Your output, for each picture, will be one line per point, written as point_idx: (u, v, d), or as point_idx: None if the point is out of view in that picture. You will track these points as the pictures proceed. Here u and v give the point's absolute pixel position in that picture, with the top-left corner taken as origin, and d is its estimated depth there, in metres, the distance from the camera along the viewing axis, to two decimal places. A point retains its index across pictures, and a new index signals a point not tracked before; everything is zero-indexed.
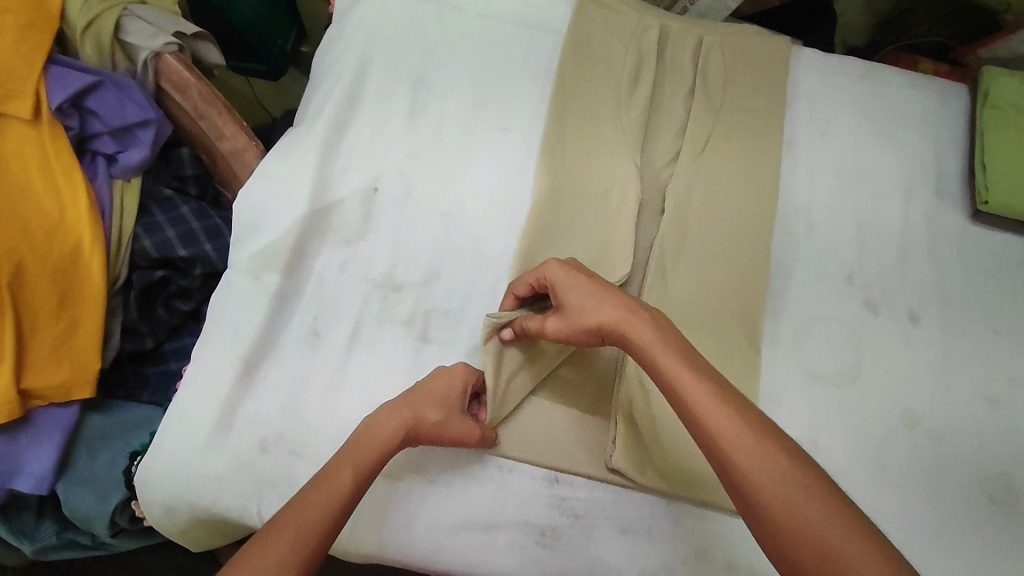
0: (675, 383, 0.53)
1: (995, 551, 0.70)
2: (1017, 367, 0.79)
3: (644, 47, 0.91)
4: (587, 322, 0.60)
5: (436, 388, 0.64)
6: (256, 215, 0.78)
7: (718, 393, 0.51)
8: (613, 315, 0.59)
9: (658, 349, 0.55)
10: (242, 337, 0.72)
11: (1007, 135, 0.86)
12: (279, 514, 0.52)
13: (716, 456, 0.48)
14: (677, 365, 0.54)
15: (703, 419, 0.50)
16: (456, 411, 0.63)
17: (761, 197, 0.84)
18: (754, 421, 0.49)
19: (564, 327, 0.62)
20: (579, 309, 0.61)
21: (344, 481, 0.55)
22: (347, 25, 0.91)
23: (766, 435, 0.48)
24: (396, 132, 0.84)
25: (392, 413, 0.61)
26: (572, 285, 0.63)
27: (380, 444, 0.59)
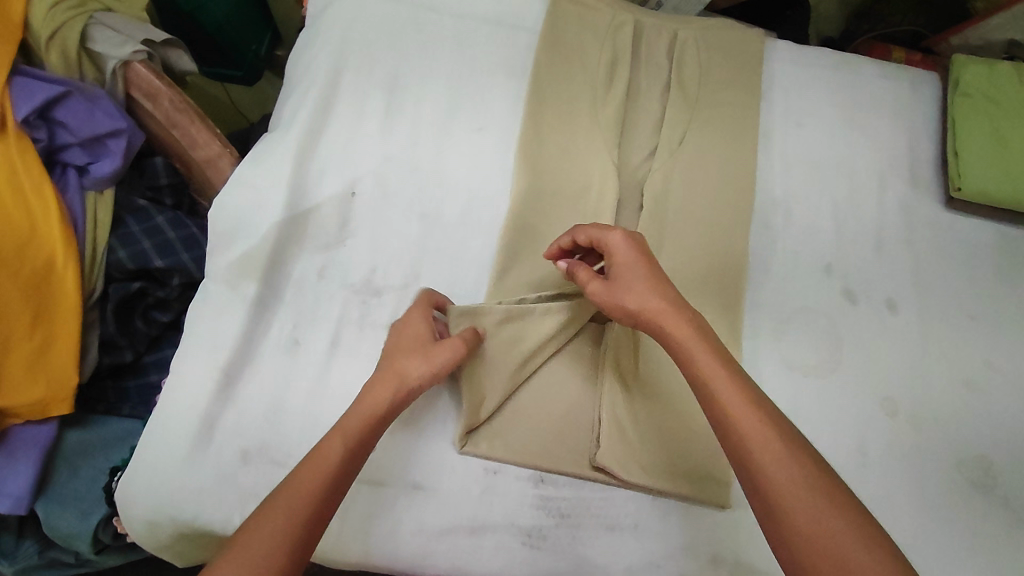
0: (710, 384, 0.54)
1: (975, 534, 0.71)
2: (994, 352, 0.80)
3: (619, 43, 0.91)
4: (627, 304, 0.61)
5: (404, 343, 0.65)
6: (233, 223, 0.77)
7: (750, 398, 0.53)
8: (656, 306, 0.60)
9: (692, 348, 0.56)
10: (221, 346, 0.71)
11: (977, 122, 0.87)
12: (279, 491, 0.52)
13: (740, 455, 0.51)
14: (714, 367, 0.55)
15: (732, 420, 0.52)
16: (424, 347, 0.64)
17: (738, 190, 0.84)
18: (781, 428, 0.51)
19: (605, 298, 0.62)
20: (626, 287, 0.61)
21: (334, 455, 0.55)
22: (320, 29, 0.90)
23: (793, 444, 0.50)
24: (372, 135, 0.84)
25: (382, 377, 0.62)
26: (629, 262, 0.63)
27: (369, 411, 0.59)
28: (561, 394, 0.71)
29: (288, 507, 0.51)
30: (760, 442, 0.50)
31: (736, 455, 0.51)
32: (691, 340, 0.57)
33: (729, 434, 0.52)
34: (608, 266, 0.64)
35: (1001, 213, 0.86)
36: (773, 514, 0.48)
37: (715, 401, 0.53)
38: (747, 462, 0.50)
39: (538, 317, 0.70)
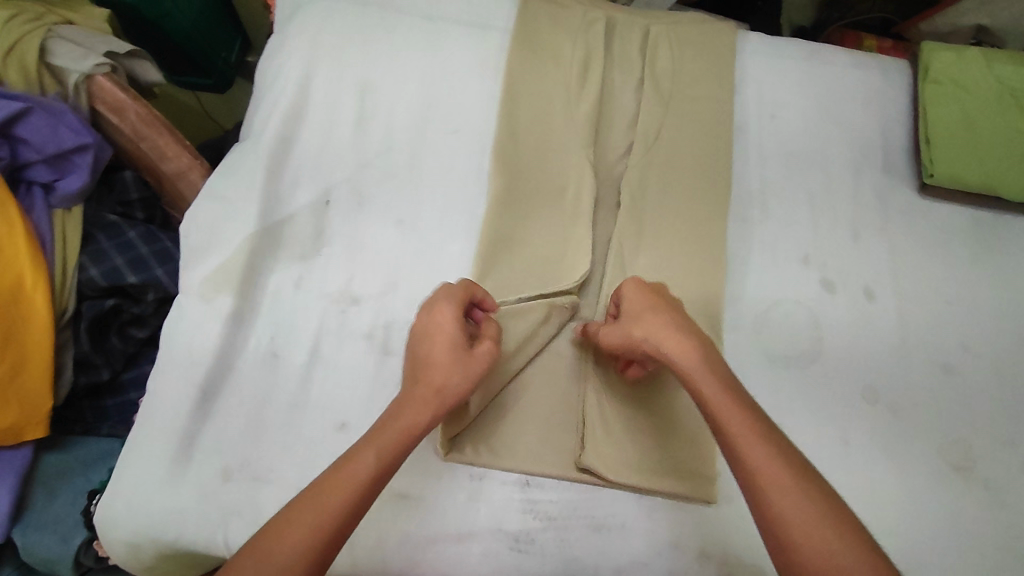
0: (719, 416, 0.53)
1: (957, 518, 0.72)
2: (970, 336, 0.81)
3: (592, 40, 0.90)
4: (632, 334, 0.61)
5: (439, 351, 0.58)
6: (206, 235, 0.76)
7: (762, 431, 0.52)
8: (662, 334, 0.59)
9: (700, 379, 0.56)
10: (199, 363, 0.70)
11: (948, 108, 0.88)
12: (290, 505, 0.50)
13: (752, 492, 0.50)
14: (720, 398, 0.54)
15: (744, 456, 0.51)
16: (461, 358, 0.58)
17: (714, 184, 0.84)
18: (794, 464, 0.51)
19: (612, 336, 0.63)
20: (630, 318, 0.62)
21: (359, 475, 0.51)
22: (288, 35, 0.89)
23: (806, 481, 0.50)
24: (345, 142, 0.83)
25: (420, 391, 0.57)
26: (638, 299, 0.63)
27: (405, 426, 0.55)
28: (542, 395, 0.71)
29: (300, 530, 0.48)
30: (773, 479, 0.50)
31: (748, 490, 0.51)
32: (698, 369, 0.56)
33: (741, 470, 0.51)
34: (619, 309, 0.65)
35: (974, 198, 0.87)
36: (787, 553, 0.48)
37: (727, 436, 0.53)
38: (761, 500, 0.50)
39: (512, 317, 0.71)
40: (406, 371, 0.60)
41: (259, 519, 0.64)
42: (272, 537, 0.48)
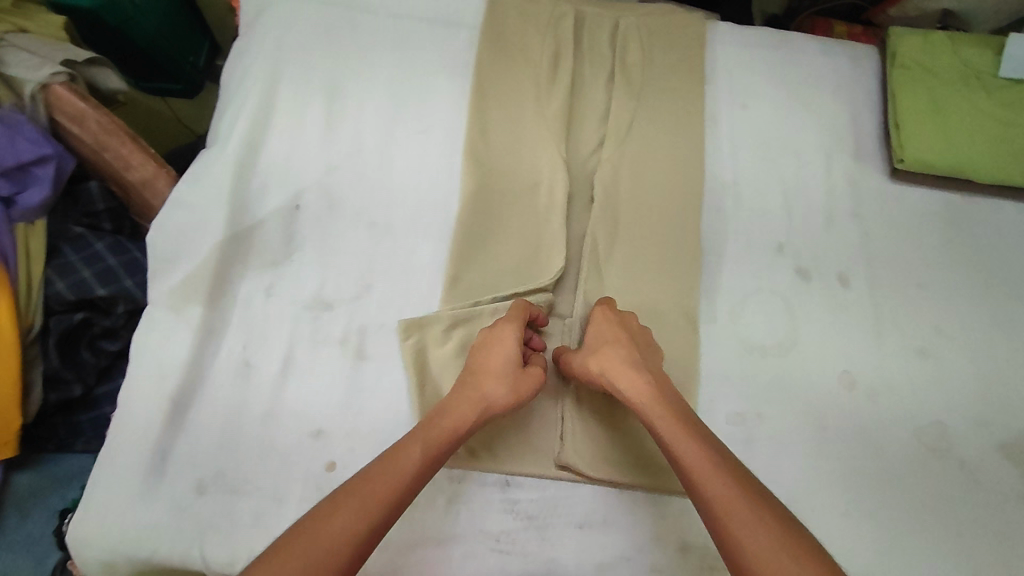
0: (675, 449, 0.57)
1: (935, 500, 0.72)
2: (944, 319, 0.81)
3: (561, 34, 0.90)
4: (591, 369, 0.66)
5: (495, 360, 0.65)
6: (173, 245, 0.75)
7: (717, 461, 0.55)
8: (619, 372, 0.64)
9: (656, 417, 0.61)
10: (170, 374, 0.69)
11: (915, 93, 0.88)
12: (345, 487, 0.53)
13: (711, 520, 0.52)
14: (677, 434, 0.58)
15: (701, 487, 0.54)
16: (517, 373, 0.65)
17: (687, 176, 0.84)
18: (750, 492, 0.53)
19: (575, 363, 0.68)
20: (589, 352, 0.67)
21: (411, 462, 0.56)
22: (253, 38, 0.87)
23: (764, 508, 0.51)
24: (314, 146, 0.82)
25: (470, 396, 0.63)
26: (601, 335, 0.69)
27: (453, 426, 0.60)
28: None
29: (351, 510, 0.51)
30: (729, 506, 0.52)
31: (709, 521, 0.53)
32: (654, 407, 0.61)
33: (699, 499, 0.54)
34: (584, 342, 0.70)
35: (944, 181, 0.87)
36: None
37: (685, 469, 0.56)
38: (718, 527, 0.51)
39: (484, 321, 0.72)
40: (461, 374, 0.66)
41: (235, 531, 0.63)
42: (323, 516, 0.50)
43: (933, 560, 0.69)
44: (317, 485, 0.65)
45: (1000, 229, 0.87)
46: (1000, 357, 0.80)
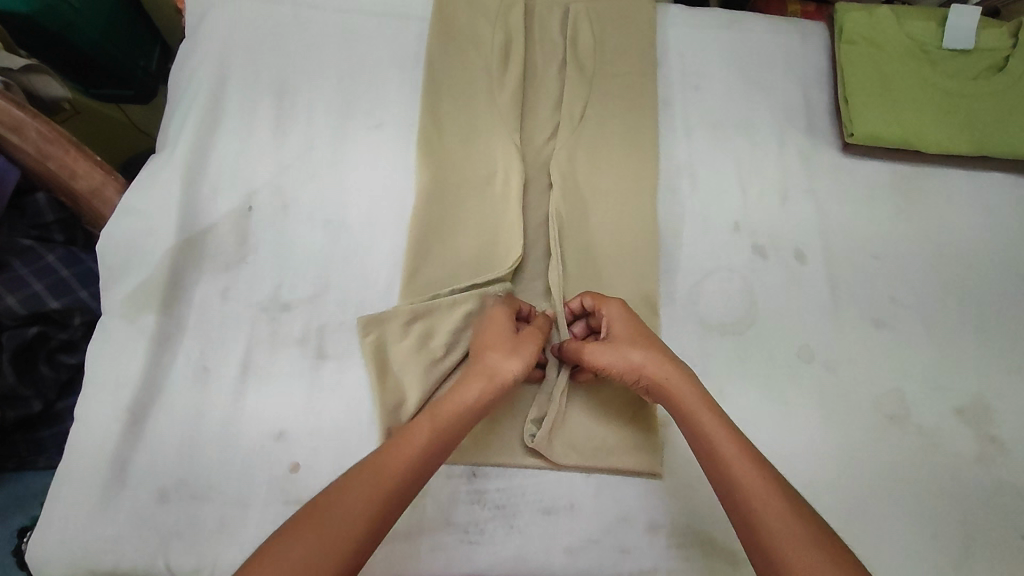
0: (713, 441, 0.57)
1: (893, 465, 0.74)
2: (898, 289, 0.83)
3: (511, 23, 0.89)
4: (632, 360, 0.63)
5: (495, 340, 0.65)
6: (124, 254, 0.74)
7: (754, 456, 0.56)
8: (661, 368, 0.62)
9: (695, 409, 0.60)
10: (125, 385, 0.68)
11: (863, 68, 0.89)
12: (354, 468, 0.53)
13: (745, 511, 0.53)
14: (718, 426, 0.58)
15: (737, 478, 0.54)
16: (522, 347, 0.65)
17: (642, 159, 0.84)
18: (783, 487, 0.53)
19: (610, 356, 0.64)
20: (628, 343, 0.64)
21: (417, 445, 0.55)
22: (197, 40, 0.86)
23: (798, 504, 0.53)
24: (265, 146, 0.81)
25: (475, 372, 0.63)
26: (626, 325, 0.66)
27: (460, 404, 0.60)
28: None
29: (365, 490, 0.51)
30: (763, 499, 0.53)
31: (738, 512, 0.53)
32: (694, 399, 0.60)
33: (733, 490, 0.54)
34: (608, 333, 0.67)
35: (894, 154, 0.89)
36: (775, 568, 0.49)
37: (721, 459, 0.56)
38: (749, 517, 0.52)
39: (445, 312, 0.71)
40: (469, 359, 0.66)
41: (200, 538, 0.63)
42: (335, 497, 0.50)
43: (893, 524, 0.71)
44: (280, 487, 0.65)
45: (951, 198, 0.88)
46: (954, 324, 0.82)
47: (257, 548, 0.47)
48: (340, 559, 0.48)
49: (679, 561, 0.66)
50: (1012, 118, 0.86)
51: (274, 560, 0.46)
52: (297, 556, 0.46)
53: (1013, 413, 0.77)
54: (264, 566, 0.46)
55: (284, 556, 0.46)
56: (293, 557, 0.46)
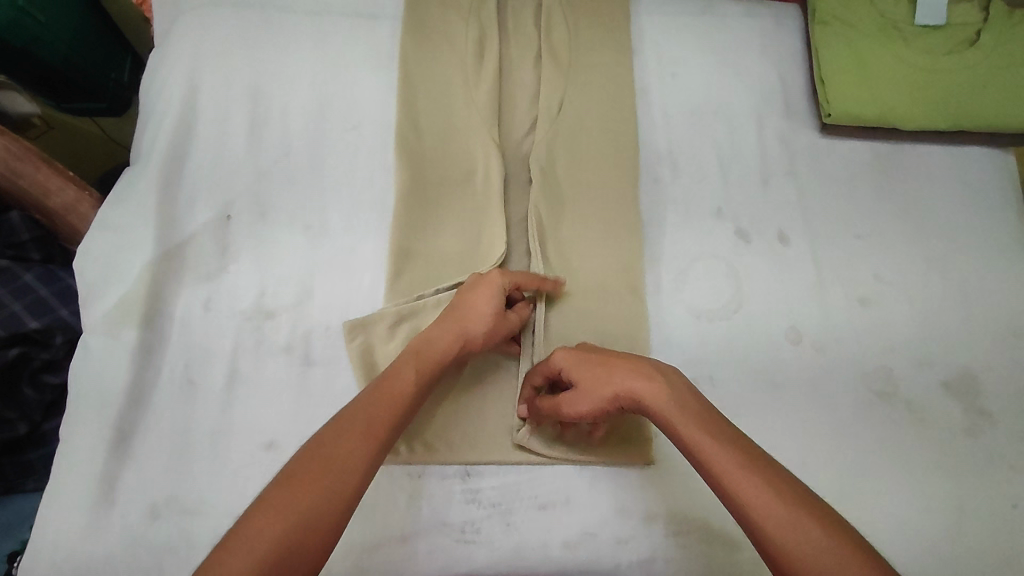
0: (699, 451, 0.52)
1: (884, 441, 0.74)
2: (882, 266, 0.83)
3: (484, 17, 0.88)
4: (602, 394, 0.58)
5: (479, 301, 0.64)
6: (102, 270, 0.73)
7: (748, 460, 0.50)
8: (633, 385, 0.57)
9: (675, 420, 0.54)
10: (110, 400, 0.67)
11: (837, 48, 0.89)
12: (344, 413, 0.54)
13: (751, 532, 0.48)
14: (697, 432, 0.53)
15: (733, 492, 0.49)
16: (501, 315, 0.66)
17: (621, 149, 0.84)
18: (785, 491, 0.48)
19: (584, 405, 0.60)
20: (594, 385, 0.59)
21: (408, 383, 0.57)
22: (168, 49, 0.85)
23: (799, 502, 0.48)
24: (240, 153, 0.79)
25: (450, 322, 0.63)
26: (583, 364, 0.61)
27: (441, 352, 0.61)
28: (475, 385, 0.71)
29: (360, 435, 0.52)
30: (767, 513, 0.47)
31: (744, 527, 0.49)
32: (672, 408, 0.55)
33: (734, 509, 0.49)
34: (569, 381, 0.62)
35: (871, 132, 0.89)
36: None
37: (713, 473, 0.51)
38: (756, 535, 0.47)
39: (428, 310, 0.71)
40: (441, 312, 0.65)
41: (193, 552, 0.62)
42: (329, 444, 0.51)
43: (887, 500, 0.72)
44: None
45: (930, 173, 0.89)
46: (938, 297, 0.82)
47: (254, 500, 0.47)
48: (342, 500, 0.49)
49: (677, 549, 0.66)
50: (985, 92, 0.86)
51: (275, 508, 0.47)
52: (301, 504, 0.47)
53: (999, 383, 0.78)
54: (266, 515, 0.46)
55: (285, 504, 0.47)
56: (296, 505, 0.47)
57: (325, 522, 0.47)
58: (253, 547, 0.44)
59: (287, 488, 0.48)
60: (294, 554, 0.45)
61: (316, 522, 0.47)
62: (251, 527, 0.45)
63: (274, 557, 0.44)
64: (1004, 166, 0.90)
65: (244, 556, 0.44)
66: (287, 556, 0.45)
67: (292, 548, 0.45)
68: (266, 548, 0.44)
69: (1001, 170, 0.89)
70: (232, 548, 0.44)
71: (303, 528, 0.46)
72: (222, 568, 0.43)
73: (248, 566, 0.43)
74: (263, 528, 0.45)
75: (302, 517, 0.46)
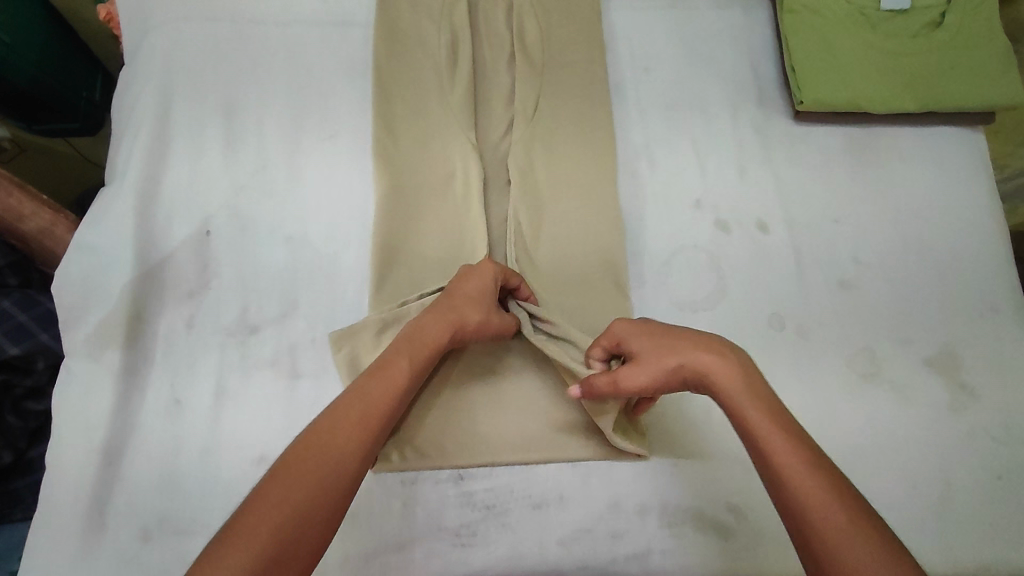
0: (765, 439, 0.50)
1: (870, 422, 0.75)
2: (861, 249, 0.84)
3: (456, 19, 0.88)
4: (668, 361, 0.56)
5: (476, 293, 0.64)
6: (80, 292, 0.72)
7: (817, 460, 0.48)
8: (705, 361, 0.55)
9: (744, 402, 0.53)
10: (97, 424, 0.67)
11: (808, 35, 0.90)
12: (339, 403, 0.53)
13: (804, 528, 0.46)
14: (767, 422, 0.51)
15: (790, 484, 0.48)
16: (495, 308, 0.66)
17: (599, 146, 0.85)
18: (850, 496, 0.47)
19: (645, 373, 0.57)
20: (659, 352, 0.57)
21: (403, 372, 0.57)
22: (138, 66, 0.84)
23: (862, 513, 0.46)
24: (216, 169, 0.79)
25: (445, 308, 0.62)
26: (646, 334, 0.59)
27: (434, 341, 0.60)
28: (465, 389, 0.70)
29: (355, 427, 0.52)
30: (825, 517, 0.46)
31: (794, 523, 0.47)
32: (741, 391, 0.53)
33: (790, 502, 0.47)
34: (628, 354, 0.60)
35: (844, 118, 0.90)
36: None
37: (772, 463, 0.49)
38: (809, 533, 0.46)
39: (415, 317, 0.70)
40: (436, 297, 0.65)
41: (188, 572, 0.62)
42: (325, 435, 0.50)
43: (876, 480, 0.73)
44: None
45: (903, 154, 0.90)
46: (916, 277, 0.83)
47: (250, 492, 0.47)
48: (337, 495, 0.48)
49: (672, 539, 0.67)
50: (952, 74, 0.88)
51: (273, 501, 0.46)
52: (298, 497, 0.46)
53: (980, 358, 0.79)
54: (264, 505, 0.46)
55: (282, 497, 0.46)
56: (293, 496, 0.46)
57: (322, 514, 0.47)
58: (251, 540, 0.44)
59: (284, 479, 0.47)
60: (289, 549, 0.45)
61: (313, 515, 0.46)
62: (248, 520, 0.45)
63: (271, 552, 0.44)
64: (975, 144, 0.91)
65: (241, 547, 0.43)
66: (283, 552, 0.44)
67: (290, 541, 0.45)
68: (264, 540, 0.44)
69: (972, 149, 0.91)
70: (227, 542, 0.44)
71: (301, 520, 0.46)
72: (217, 563, 0.42)
73: (244, 562, 0.43)
74: (261, 522, 0.44)
75: (299, 508, 0.46)
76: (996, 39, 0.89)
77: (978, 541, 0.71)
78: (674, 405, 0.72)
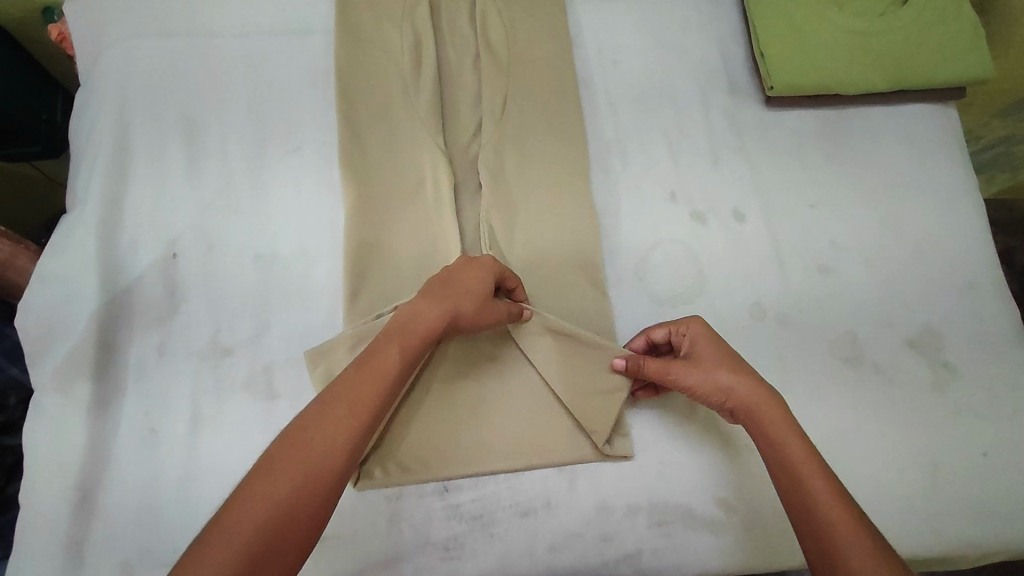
0: (799, 469, 0.55)
1: (856, 405, 0.75)
2: (837, 232, 0.84)
3: (418, 20, 0.86)
4: (722, 378, 0.61)
5: (474, 283, 0.63)
6: (44, 325, 0.70)
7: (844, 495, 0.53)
8: (754, 392, 0.60)
9: (782, 434, 0.57)
10: (70, 461, 0.66)
11: (774, 19, 0.89)
12: (325, 394, 0.52)
13: (825, 547, 0.51)
14: (804, 455, 0.56)
15: (820, 511, 0.52)
16: (489, 300, 0.64)
17: (570, 143, 0.83)
18: (873, 531, 0.51)
19: (697, 378, 0.62)
20: (717, 364, 0.61)
21: (393, 359, 0.55)
22: (92, 87, 0.82)
23: (880, 543, 0.50)
24: (180, 189, 0.77)
25: (437, 297, 0.60)
26: (712, 344, 0.63)
27: (425, 329, 0.58)
28: (448, 398, 0.69)
29: (344, 418, 0.51)
30: (848, 538, 0.50)
31: (815, 541, 0.52)
32: (782, 423, 0.58)
33: (816, 524, 0.52)
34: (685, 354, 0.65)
35: (815, 101, 0.89)
36: None
37: (805, 491, 0.54)
38: (830, 551, 0.50)
39: None
40: (430, 283, 0.62)
41: None
42: (311, 429, 0.49)
43: (866, 466, 0.72)
44: None
45: (876, 134, 0.89)
46: (895, 258, 0.83)
47: (235, 488, 0.46)
48: (322, 492, 0.47)
49: (663, 538, 0.66)
50: (921, 52, 0.87)
51: (258, 498, 0.45)
52: (284, 493, 0.45)
53: (959, 336, 0.79)
54: (249, 501, 0.45)
55: (265, 494, 0.45)
56: (279, 491, 0.45)
57: (308, 509, 0.46)
58: (235, 537, 0.43)
59: (270, 476, 0.46)
60: (275, 549, 0.44)
61: (299, 512, 0.45)
62: (233, 516, 0.44)
63: (256, 549, 0.43)
64: (947, 121, 0.91)
65: (225, 545, 0.43)
66: (267, 551, 0.44)
67: (275, 538, 0.44)
68: (248, 537, 0.43)
69: (944, 125, 0.90)
70: (209, 541, 0.43)
71: (286, 516, 0.45)
72: (200, 563, 0.42)
73: (230, 563, 0.42)
74: (246, 521, 0.44)
75: (286, 504, 0.45)
76: (963, 12, 0.88)
77: (968, 520, 0.71)
78: (659, 406, 0.71)
